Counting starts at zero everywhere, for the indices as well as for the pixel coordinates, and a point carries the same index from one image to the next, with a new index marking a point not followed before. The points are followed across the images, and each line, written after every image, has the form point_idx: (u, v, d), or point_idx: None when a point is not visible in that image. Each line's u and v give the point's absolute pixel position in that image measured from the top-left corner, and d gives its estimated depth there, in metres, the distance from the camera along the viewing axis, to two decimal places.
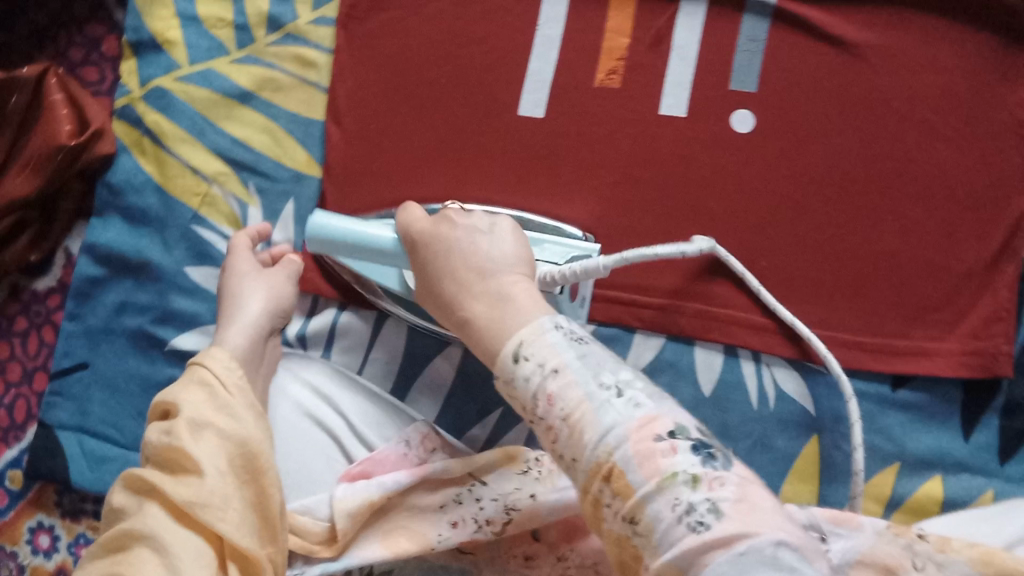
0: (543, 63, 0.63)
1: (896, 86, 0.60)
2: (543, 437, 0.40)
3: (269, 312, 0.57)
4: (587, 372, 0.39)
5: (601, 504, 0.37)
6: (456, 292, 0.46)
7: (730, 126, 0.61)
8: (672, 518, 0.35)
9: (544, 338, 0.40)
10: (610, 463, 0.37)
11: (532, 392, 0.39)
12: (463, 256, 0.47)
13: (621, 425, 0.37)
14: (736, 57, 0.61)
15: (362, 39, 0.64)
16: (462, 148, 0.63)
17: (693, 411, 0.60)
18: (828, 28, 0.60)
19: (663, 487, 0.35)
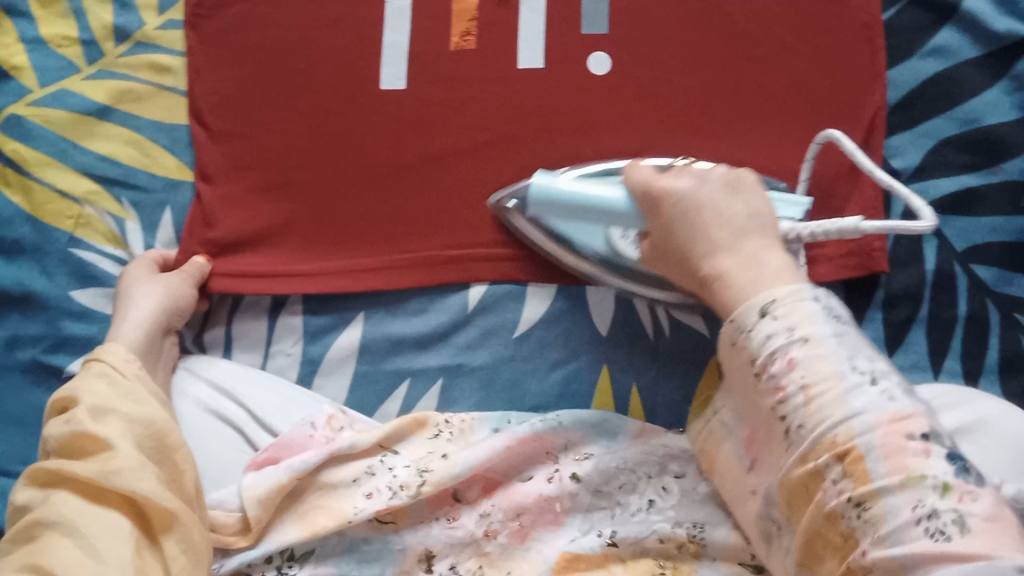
0: (398, 35, 0.63)
1: (742, 7, 0.61)
2: (767, 396, 0.44)
3: (161, 310, 0.57)
4: (842, 349, 0.43)
5: (825, 476, 0.41)
6: (705, 250, 0.49)
7: (588, 69, 0.61)
8: (910, 516, 0.38)
9: (799, 305, 0.44)
10: (850, 446, 0.40)
11: (772, 351, 0.43)
12: (705, 215, 0.49)
13: (870, 415, 0.40)
14: (583, 2, 0.62)
15: (213, 36, 0.64)
16: (330, 130, 0.62)
17: (592, 352, 0.61)
18: None
19: (908, 486, 0.39)
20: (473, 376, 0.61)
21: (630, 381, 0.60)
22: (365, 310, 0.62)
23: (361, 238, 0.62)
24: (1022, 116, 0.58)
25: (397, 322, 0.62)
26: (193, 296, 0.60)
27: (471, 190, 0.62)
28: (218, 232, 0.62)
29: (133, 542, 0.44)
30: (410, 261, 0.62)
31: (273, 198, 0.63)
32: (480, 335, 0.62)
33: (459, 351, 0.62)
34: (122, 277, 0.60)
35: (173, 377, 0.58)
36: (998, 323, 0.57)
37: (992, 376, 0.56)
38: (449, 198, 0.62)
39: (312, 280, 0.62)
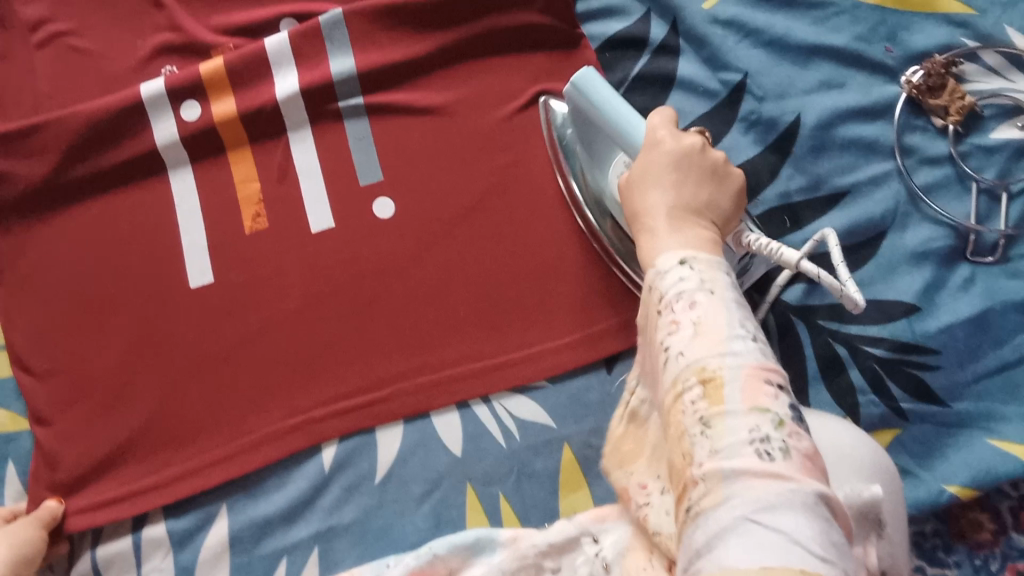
0: (193, 235, 0.66)
1: (495, 123, 0.66)
2: (662, 329, 0.43)
3: (11, 561, 0.56)
4: (738, 310, 0.42)
5: (686, 398, 0.40)
6: (653, 203, 0.49)
7: (374, 216, 0.66)
8: (746, 437, 0.37)
9: (711, 265, 0.44)
10: (716, 373, 0.40)
11: (680, 290, 0.43)
12: (679, 179, 0.49)
13: (743, 356, 0.40)
14: (354, 158, 0.67)
15: (18, 286, 0.66)
16: (150, 339, 0.64)
17: (452, 475, 0.62)
18: (416, 102, 0.67)
19: (752, 412, 0.38)
20: (347, 534, 0.61)
21: (495, 493, 0.61)
22: (228, 501, 0.62)
23: (204, 432, 0.63)
24: (764, 147, 0.63)
25: (259, 503, 0.62)
26: (42, 539, 0.59)
27: (295, 357, 0.64)
28: (63, 469, 0.62)
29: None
30: (255, 441, 0.62)
31: (108, 423, 0.63)
32: (343, 492, 0.62)
33: (327, 513, 0.62)
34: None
35: None
36: (807, 335, 0.60)
37: (819, 383, 0.59)
38: (276, 370, 0.64)
39: (167, 488, 0.62)
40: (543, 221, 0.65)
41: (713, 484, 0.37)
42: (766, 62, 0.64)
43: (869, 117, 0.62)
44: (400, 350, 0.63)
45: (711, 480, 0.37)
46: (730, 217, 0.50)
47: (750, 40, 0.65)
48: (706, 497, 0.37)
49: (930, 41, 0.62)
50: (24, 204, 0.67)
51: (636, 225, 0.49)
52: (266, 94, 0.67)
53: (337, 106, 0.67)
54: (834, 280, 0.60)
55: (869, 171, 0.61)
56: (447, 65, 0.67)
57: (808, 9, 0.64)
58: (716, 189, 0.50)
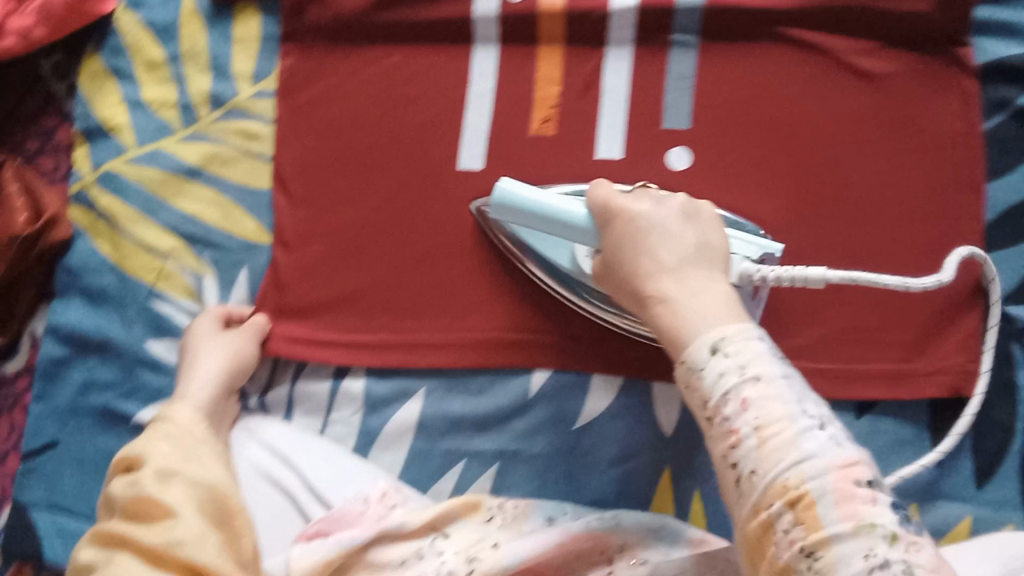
0: (478, 116, 0.64)
1: (829, 111, 0.60)
2: (720, 441, 0.41)
3: (227, 370, 0.60)
4: (795, 387, 0.40)
5: (774, 526, 0.38)
6: (646, 270, 0.48)
7: (667, 163, 0.61)
8: (864, 566, 0.36)
9: (747, 342, 0.41)
10: (801, 492, 0.37)
11: (723, 392, 0.40)
12: (658, 240, 0.49)
13: (822, 457, 0.38)
14: (666, 96, 0.62)
15: (303, 107, 0.66)
16: (407, 205, 0.63)
17: (654, 451, 0.59)
18: (754, 59, 0.61)
19: (859, 534, 0.36)
20: (530, 464, 0.60)
21: (690, 488, 0.59)
22: (427, 386, 0.62)
23: (428, 314, 0.62)
24: None
25: (457, 400, 0.61)
26: (255, 355, 0.62)
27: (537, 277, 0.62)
28: (291, 297, 0.64)
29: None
30: (475, 342, 0.61)
31: (342, 270, 0.63)
32: (539, 423, 0.60)
33: (517, 436, 0.60)
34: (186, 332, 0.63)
35: (231, 435, 0.62)
36: None
37: None
38: (516, 282, 0.62)
39: (377, 352, 0.62)
40: (843, 231, 0.59)
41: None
42: None
43: None
44: None
45: None
46: (725, 251, 0.50)
47: None
48: None
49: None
50: (331, 30, 0.66)
51: (646, 297, 0.48)
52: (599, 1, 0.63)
53: (670, 37, 0.62)
54: None
55: None
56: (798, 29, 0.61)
57: None
58: (694, 229, 0.50)
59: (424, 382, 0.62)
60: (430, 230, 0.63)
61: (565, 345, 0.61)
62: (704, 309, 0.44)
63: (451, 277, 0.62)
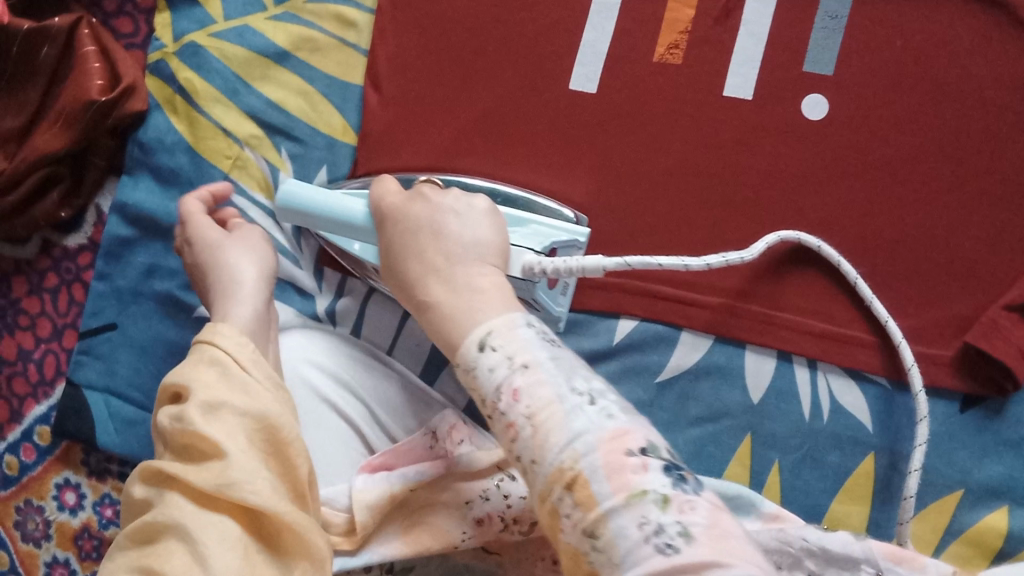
0: (598, 33, 0.58)
1: (992, 72, 0.53)
2: (502, 436, 0.37)
3: (265, 276, 0.52)
4: (563, 366, 0.37)
5: (560, 511, 0.35)
6: (418, 273, 0.44)
7: (801, 111, 0.55)
8: (639, 537, 0.32)
9: (514, 333, 0.38)
10: (575, 471, 0.34)
11: (497, 386, 0.37)
12: (427, 237, 0.45)
13: (591, 432, 0.35)
14: (812, 35, 0.55)
15: (406, 0, 0.60)
16: (507, 121, 0.58)
17: (737, 417, 0.55)
18: (916, 4, 0.54)
19: (631, 502, 0.33)
20: None
21: (771, 458, 0.54)
22: None
23: None
24: None
25: None
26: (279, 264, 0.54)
27: (640, 219, 0.56)
28: None
29: (243, 550, 0.40)
30: None
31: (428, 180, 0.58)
32: (620, 373, 0.57)
33: None
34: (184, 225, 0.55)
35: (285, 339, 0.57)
36: None
37: None
38: (616, 220, 0.56)
39: None
40: (995, 211, 0.52)
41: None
42: None
43: None
44: (754, 268, 0.55)
45: None
46: (503, 247, 0.45)
47: None
48: None
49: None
50: None
51: (420, 307, 0.43)
52: None
53: None
54: None
55: None
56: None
57: None
58: (485, 222, 0.45)
59: None
60: (529, 151, 0.58)
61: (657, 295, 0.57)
62: (486, 305, 0.40)
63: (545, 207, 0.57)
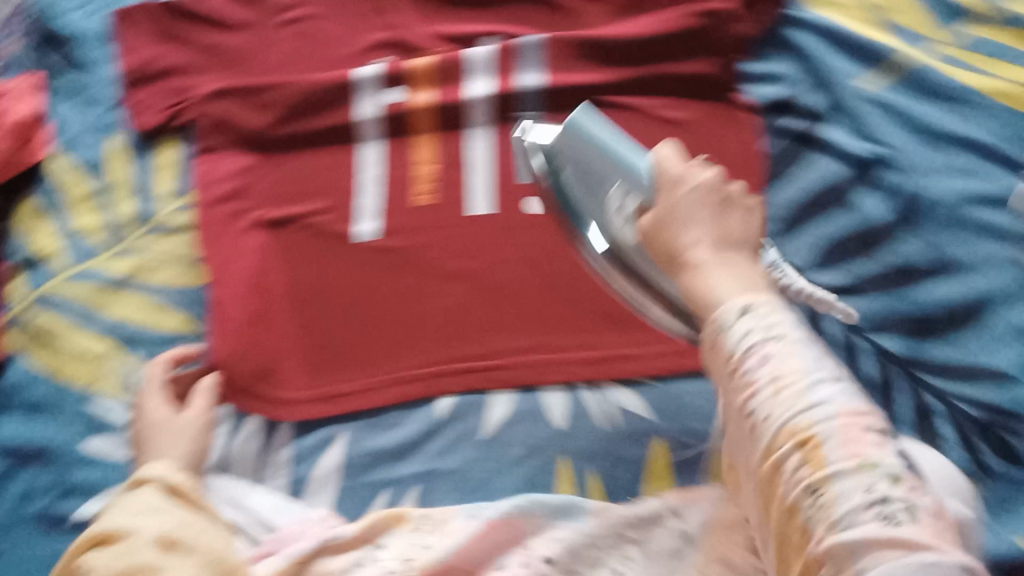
0: (369, 196, 0.74)
1: (654, 142, 0.71)
2: (739, 392, 0.45)
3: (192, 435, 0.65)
4: (812, 352, 0.45)
5: (787, 466, 0.42)
6: (691, 241, 0.53)
7: (529, 210, 0.73)
8: (862, 501, 0.40)
9: (774, 311, 0.47)
10: (811, 434, 0.42)
11: (746, 348, 0.45)
12: (708, 216, 0.54)
13: (831, 405, 0.43)
14: (518, 159, 0.74)
15: (215, 211, 0.75)
16: (316, 276, 0.72)
17: (551, 445, 0.66)
18: (587, 116, 0.73)
19: (860, 471, 0.41)
20: (444, 481, 0.65)
21: (588, 469, 0.65)
22: (350, 430, 0.68)
23: (344, 362, 0.70)
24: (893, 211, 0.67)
25: (378, 436, 0.67)
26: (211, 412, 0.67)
27: (430, 317, 0.70)
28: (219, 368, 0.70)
29: None
30: (389, 381, 0.69)
31: (254, 333, 0.70)
32: (447, 443, 0.67)
33: (431, 457, 0.66)
34: (144, 392, 0.69)
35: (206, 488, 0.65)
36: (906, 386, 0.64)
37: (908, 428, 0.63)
38: (413, 327, 0.70)
39: (298, 405, 0.68)
40: None
41: (840, 559, 0.40)
42: (909, 142, 0.68)
43: (994, 205, 0.66)
44: (525, 329, 0.69)
45: (837, 557, 0.40)
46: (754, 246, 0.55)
47: (895, 116, 0.69)
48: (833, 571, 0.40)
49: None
50: (237, 145, 0.77)
51: (676, 257, 0.53)
52: (452, 95, 0.75)
53: (516, 114, 0.74)
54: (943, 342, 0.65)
55: (992, 249, 0.65)
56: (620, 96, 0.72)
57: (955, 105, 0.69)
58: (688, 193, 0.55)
59: (346, 423, 0.68)
60: (337, 290, 0.72)
61: (458, 371, 0.68)
62: (731, 292, 0.49)
63: (355, 328, 0.70)
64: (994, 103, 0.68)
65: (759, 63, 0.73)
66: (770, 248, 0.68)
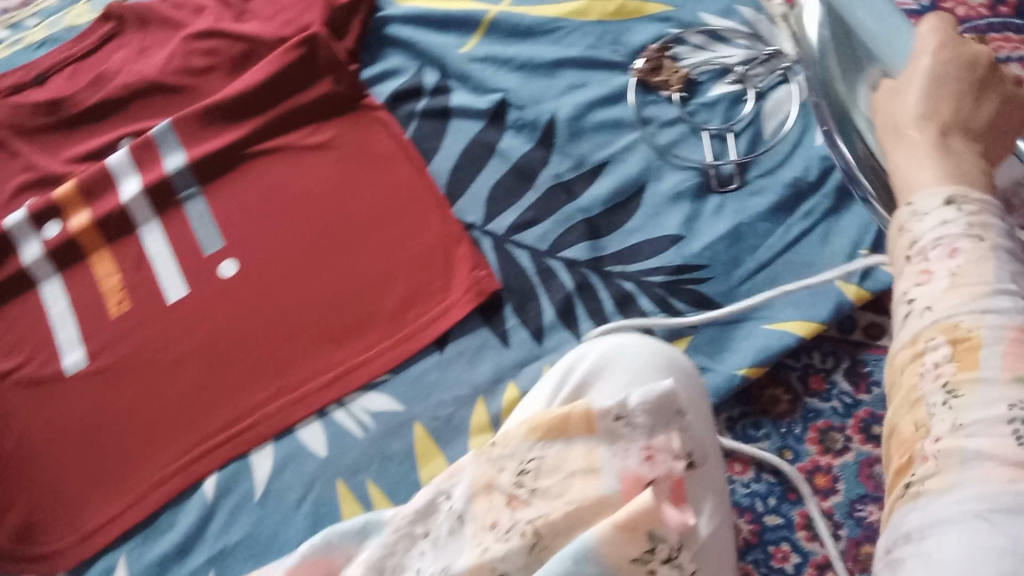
0: (66, 329, 0.73)
1: (306, 175, 0.77)
2: (908, 277, 0.43)
3: None
4: (1006, 261, 0.41)
5: (926, 359, 0.41)
6: (924, 110, 0.47)
7: (223, 275, 0.74)
8: (1001, 416, 0.37)
9: (980, 203, 0.43)
10: (971, 334, 0.39)
11: (936, 237, 0.42)
12: (948, 99, 0.47)
13: (1007, 313, 0.39)
14: (197, 235, 0.76)
15: None
16: (40, 426, 0.70)
17: (322, 473, 0.66)
18: (239, 174, 0.77)
19: (1009, 387, 0.38)
20: (234, 554, 0.64)
21: (363, 480, 0.66)
22: (126, 552, 0.65)
23: (99, 488, 0.68)
24: (534, 143, 0.76)
25: (154, 544, 0.65)
26: None
27: (167, 410, 0.70)
28: None
29: None
30: (145, 489, 0.67)
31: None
32: (226, 519, 0.66)
33: (215, 539, 0.65)
34: None
35: None
36: (600, 280, 0.70)
37: (616, 316, 0.69)
38: (154, 426, 0.69)
39: (63, 552, 0.65)
40: (366, 237, 0.74)
41: (945, 461, 0.38)
42: (521, 81, 0.78)
43: (613, 102, 0.76)
44: (260, 380, 0.70)
45: (949, 457, 0.38)
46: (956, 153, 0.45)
47: (504, 67, 0.78)
48: (932, 477, 0.38)
49: (710, 9, 0.78)
50: None
51: (908, 123, 0.47)
52: (111, 202, 0.77)
53: (178, 196, 0.77)
54: (614, 233, 0.72)
55: (622, 142, 0.75)
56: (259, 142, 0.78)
57: (546, 35, 0.79)
58: (933, 59, 0.48)
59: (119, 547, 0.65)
60: (66, 427, 0.70)
61: (212, 447, 0.68)
62: (924, 175, 0.45)
63: (98, 454, 0.69)
64: (576, 22, 0.79)
65: (378, 63, 0.81)
66: (443, 217, 0.74)
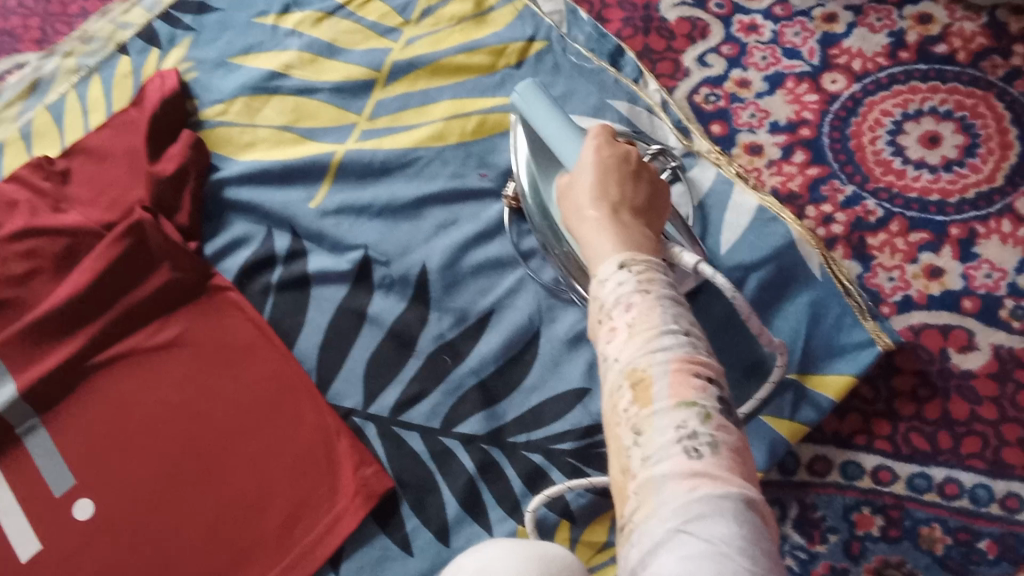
0: None
1: (162, 383, 0.65)
2: (601, 338, 0.40)
3: None
4: (676, 307, 0.39)
5: (619, 404, 0.37)
6: (592, 202, 0.47)
7: (79, 520, 0.61)
8: (674, 438, 0.34)
9: (647, 261, 0.41)
10: (646, 372, 0.36)
11: (617, 296, 0.40)
12: (613, 189, 0.48)
13: (672, 349, 0.36)
14: (44, 473, 0.63)
15: None
16: None
17: None
18: (84, 392, 0.65)
19: (679, 408, 0.35)
20: None
21: None
22: None
23: None
24: (407, 302, 0.66)
25: None
26: None
27: None
28: None
29: None
30: None
31: None
32: None
33: None
34: None
35: None
36: (504, 456, 0.61)
37: (528, 497, 0.59)
38: None
39: None
40: (240, 444, 0.63)
41: (645, 495, 0.34)
42: (383, 229, 0.69)
43: (488, 238, 0.67)
44: None
45: (646, 492, 0.34)
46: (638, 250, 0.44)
47: (363, 216, 0.69)
48: (638, 510, 0.34)
49: (578, 111, 0.71)
50: None
51: (582, 222, 0.47)
52: None
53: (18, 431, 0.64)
54: (511, 396, 0.62)
55: (505, 284, 0.66)
56: (100, 353, 0.66)
57: (401, 170, 0.71)
58: (598, 156, 0.50)
59: None
60: None
61: None
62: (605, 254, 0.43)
63: None
64: (433, 149, 0.71)
65: (222, 233, 0.72)
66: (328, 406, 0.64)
